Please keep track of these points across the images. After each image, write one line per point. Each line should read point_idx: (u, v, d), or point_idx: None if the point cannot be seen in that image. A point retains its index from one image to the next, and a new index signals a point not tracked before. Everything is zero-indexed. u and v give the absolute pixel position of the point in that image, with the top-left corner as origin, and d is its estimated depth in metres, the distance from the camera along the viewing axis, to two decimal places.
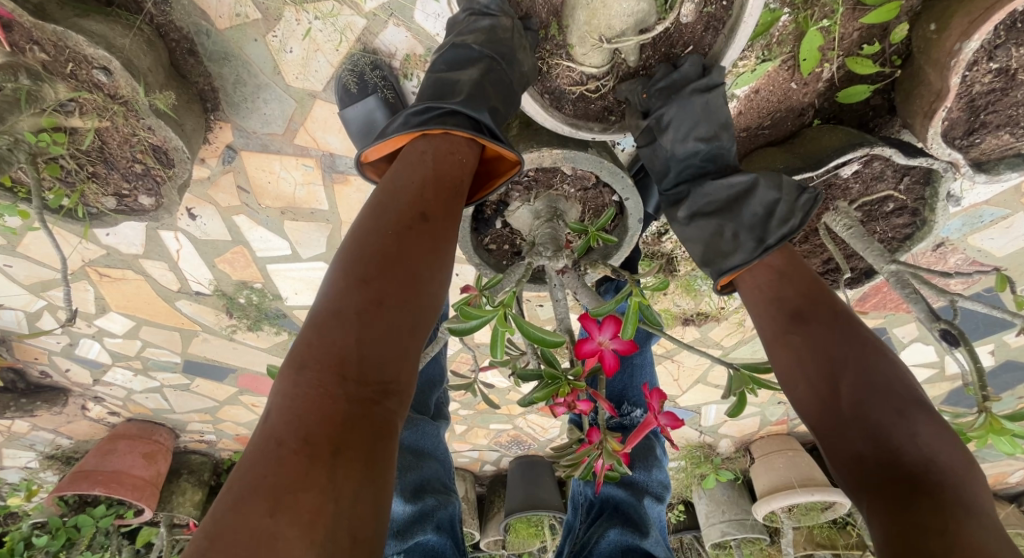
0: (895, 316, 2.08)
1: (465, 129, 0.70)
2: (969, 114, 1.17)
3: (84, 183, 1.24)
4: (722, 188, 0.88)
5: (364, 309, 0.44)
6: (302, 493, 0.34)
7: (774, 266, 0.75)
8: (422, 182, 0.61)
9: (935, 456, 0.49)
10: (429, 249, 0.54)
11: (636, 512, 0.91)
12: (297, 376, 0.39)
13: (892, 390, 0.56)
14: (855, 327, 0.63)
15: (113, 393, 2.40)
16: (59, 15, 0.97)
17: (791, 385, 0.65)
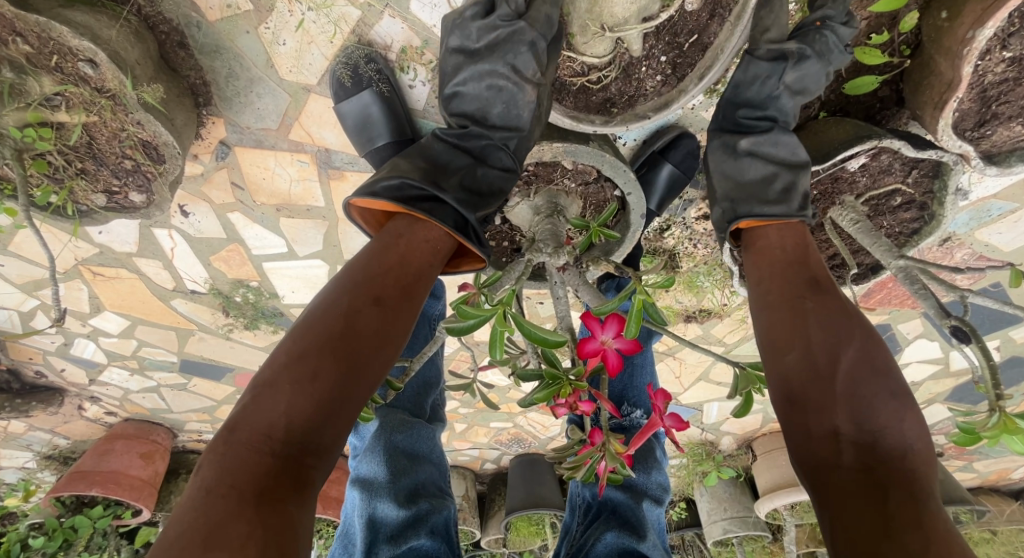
0: (899, 312, 2.05)
1: (446, 226, 0.71)
2: (980, 105, 1.14)
3: (73, 179, 1.21)
4: (786, 149, 0.86)
5: (301, 382, 0.52)
6: (217, 542, 0.41)
7: (799, 234, 0.75)
8: (387, 261, 0.66)
9: (909, 447, 0.52)
10: (379, 329, 0.60)
11: (635, 516, 0.88)
12: (230, 437, 0.48)
13: (883, 377, 0.57)
14: (854, 313, 0.64)
15: (109, 393, 2.37)
16: (42, 6, 0.94)
17: (784, 351, 0.64)
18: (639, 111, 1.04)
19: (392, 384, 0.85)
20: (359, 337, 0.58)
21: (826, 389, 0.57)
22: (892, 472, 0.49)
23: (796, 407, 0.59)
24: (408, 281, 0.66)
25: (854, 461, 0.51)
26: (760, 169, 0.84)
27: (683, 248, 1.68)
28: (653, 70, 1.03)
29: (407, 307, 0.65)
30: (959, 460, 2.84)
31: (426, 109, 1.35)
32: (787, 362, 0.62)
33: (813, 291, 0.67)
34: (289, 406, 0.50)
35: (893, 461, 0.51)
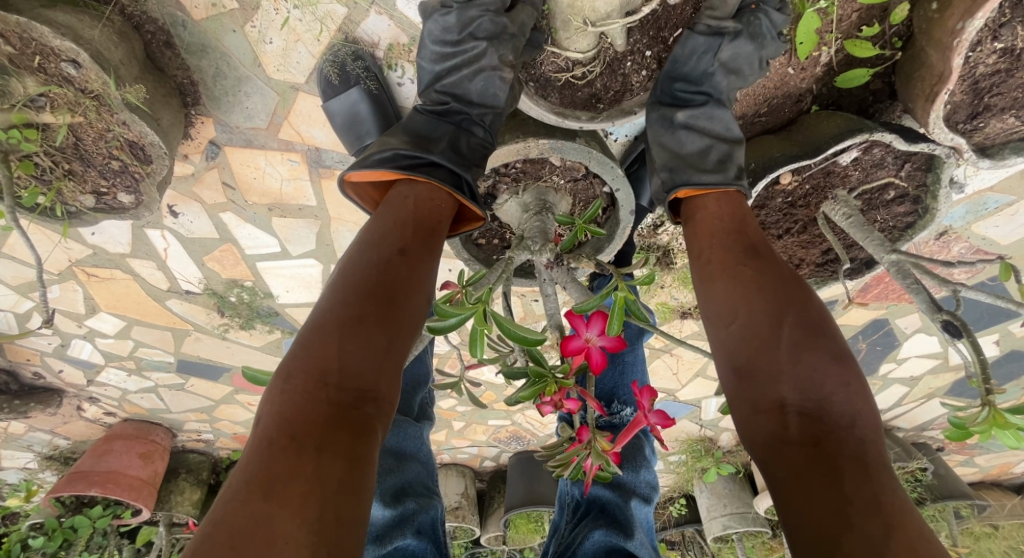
0: (897, 306, 2.04)
1: (445, 184, 0.74)
2: (973, 97, 1.12)
3: (60, 180, 1.21)
4: (721, 124, 0.91)
5: (344, 328, 0.52)
6: (289, 481, 0.41)
7: (737, 208, 0.76)
8: (402, 223, 0.67)
9: (861, 405, 0.51)
10: (405, 279, 0.61)
11: (623, 513, 0.88)
12: (286, 385, 0.48)
13: (824, 339, 0.57)
14: (792, 277, 0.65)
15: (107, 393, 2.38)
16: (23, 7, 0.94)
17: (726, 321, 0.64)
18: (625, 106, 1.03)
19: None
20: (391, 287, 0.58)
21: (772, 354, 0.57)
22: (842, 437, 0.49)
23: (742, 375, 0.59)
24: (427, 239, 0.67)
25: (800, 427, 0.51)
26: (696, 142, 0.88)
27: (677, 244, 1.67)
28: (637, 65, 1.03)
29: (430, 262, 0.65)
30: (960, 454, 2.83)
31: (414, 105, 1.35)
32: (729, 333, 0.63)
33: (753, 258, 0.68)
34: (341, 348, 0.50)
35: (840, 426, 0.50)
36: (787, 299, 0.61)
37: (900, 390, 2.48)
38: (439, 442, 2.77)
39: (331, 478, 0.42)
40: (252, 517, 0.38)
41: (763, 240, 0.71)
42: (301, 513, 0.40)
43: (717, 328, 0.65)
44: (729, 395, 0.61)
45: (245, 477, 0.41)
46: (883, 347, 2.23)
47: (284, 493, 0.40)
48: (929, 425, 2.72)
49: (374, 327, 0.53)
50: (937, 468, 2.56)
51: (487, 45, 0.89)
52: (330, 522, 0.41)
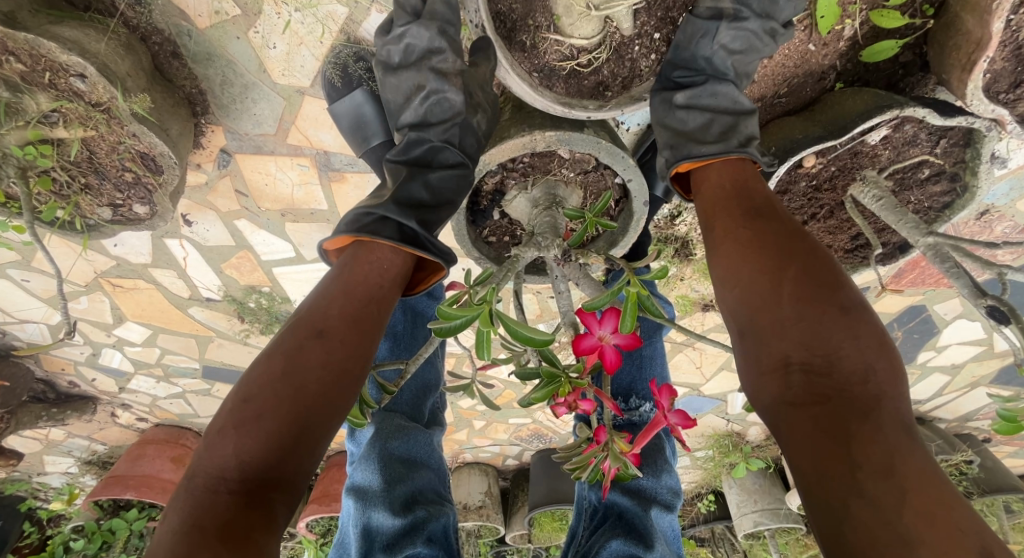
0: (935, 291, 1.93)
1: (388, 240, 0.69)
2: (1015, 64, 1.04)
3: (77, 195, 1.24)
4: (727, 99, 0.85)
5: (245, 419, 0.50)
6: None
7: (740, 174, 0.75)
8: (341, 293, 0.63)
9: (873, 365, 0.51)
10: (327, 350, 0.57)
11: (642, 523, 0.85)
12: (187, 483, 0.48)
13: (829, 292, 0.57)
14: (799, 235, 0.64)
15: (138, 400, 2.45)
16: (31, 23, 0.95)
17: (731, 286, 0.64)
18: (634, 93, 0.98)
19: (386, 387, 0.83)
20: (309, 368, 0.55)
21: (776, 314, 0.57)
22: (850, 393, 0.49)
23: (747, 336, 0.60)
24: (362, 311, 0.63)
25: (805, 385, 0.51)
26: (697, 117, 0.84)
27: (696, 234, 1.62)
28: (646, 49, 0.98)
29: (368, 336, 0.62)
30: (1009, 445, 2.68)
31: None
32: (733, 299, 0.64)
33: (756, 221, 0.67)
34: (236, 449, 0.49)
35: (852, 382, 0.50)
36: (791, 256, 0.61)
37: (941, 378, 2.36)
38: (461, 441, 2.77)
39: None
40: None
41: (770, 202, 0.70)
42: None
43: (724, 291, 0.66)
44: (738, 356, 0.61)
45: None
46: (920, 335, 2.12)
47: None
48: (973, 415, 2.59)
49: (284, 414, 0.52)
50: (983, 460, 2.44)
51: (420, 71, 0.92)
52: None
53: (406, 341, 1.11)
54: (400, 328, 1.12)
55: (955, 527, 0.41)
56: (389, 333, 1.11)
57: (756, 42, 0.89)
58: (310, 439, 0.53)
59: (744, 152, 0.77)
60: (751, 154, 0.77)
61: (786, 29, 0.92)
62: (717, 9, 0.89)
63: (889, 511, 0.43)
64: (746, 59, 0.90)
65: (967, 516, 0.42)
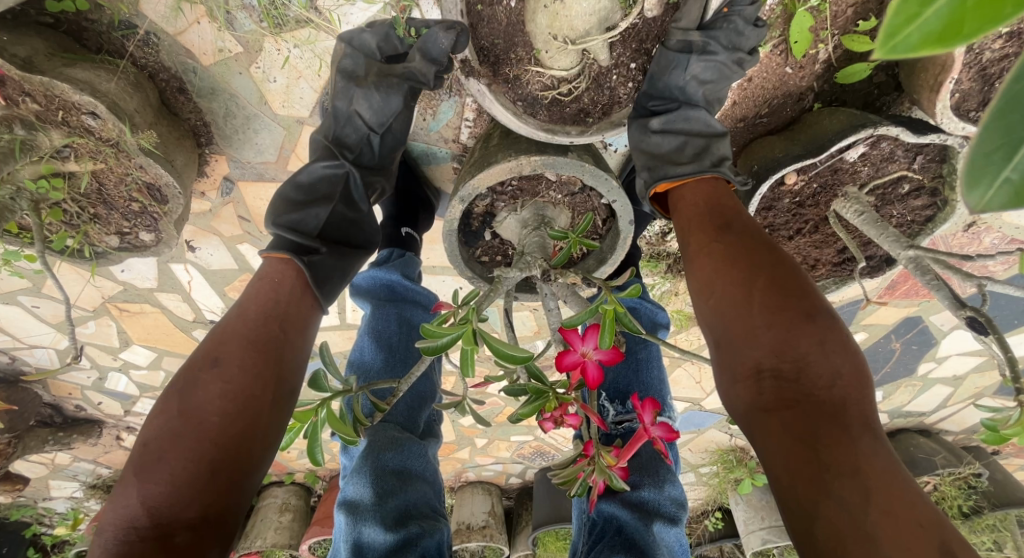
0: (929, 302, 1.94)
1: (270, 254, 0.80)
2: (982, 83, 1.09)
3: (86, 224, 1.28)
4: (701, 122, 0.90)
5: (148, 468, 0.57)
6: None
7: (711, 192, 0.79)
8: (242, 314, 0.71)
9: (839, 369, 0.54)
10: (221, 381, 0.64)
11: (642, 540, 0.85)
12: (100, 534, 0.56)
13: (797, 299, 0.60)
14: (768, 246, 0.67)
15: (143, 423, 2.48)
16: (46, 66, 1.02)
17: (707, 297, 0.66)
18: (614, 119, 1.03)
19: (378, 405, 0.86)
20: (204, 405, 0.61)
21: (748, 322, 0.59)
22: (816, 397, 0.53)
23: (722, 347, 0.62)
24: (260, 333, 0.69)
25: (775, 390, 0.55)
26: (673, 141, 0.88)
27: None
28: (623, 77, 1.03)
29: (267, 354, 0.67)
30: (1018, 458, 2.66)
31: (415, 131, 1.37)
32: (707, 307, 0.66)
33: (727, 235, 0.70)
34: (142, 496, 0.56)
35: (819, 387, 0.53)
36: (758, 266, 0.64)
37: (944, 390, 2.35)
38: (463, 460, 2.76)
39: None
40: None
41: (738, 217, 0.73)
42: None
43: (700, 302, 0.68)
44: (712, 365, 0.64)
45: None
46: (919, 346, 2.13)
47: None
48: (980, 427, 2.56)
49: (184, 459, 0.58)
50: (993, 473, 2.40)
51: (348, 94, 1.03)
52: None
53: (401, 353, 1.12)
54: (395, 340, 1.13)
55: (914, 523, 0.46)
56: (384, 343, 1.13)
57: (726, 70, 0.95)
58: (222, 474, 0.59)
59: (715, 169, 0.81)
60: (722, 172, 0.81)
61: (751, 56, 0.97)
62: (687, 41, 0.94)
63: (854, 509, 0.47)
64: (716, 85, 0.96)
65: (925, 511, 0.47)
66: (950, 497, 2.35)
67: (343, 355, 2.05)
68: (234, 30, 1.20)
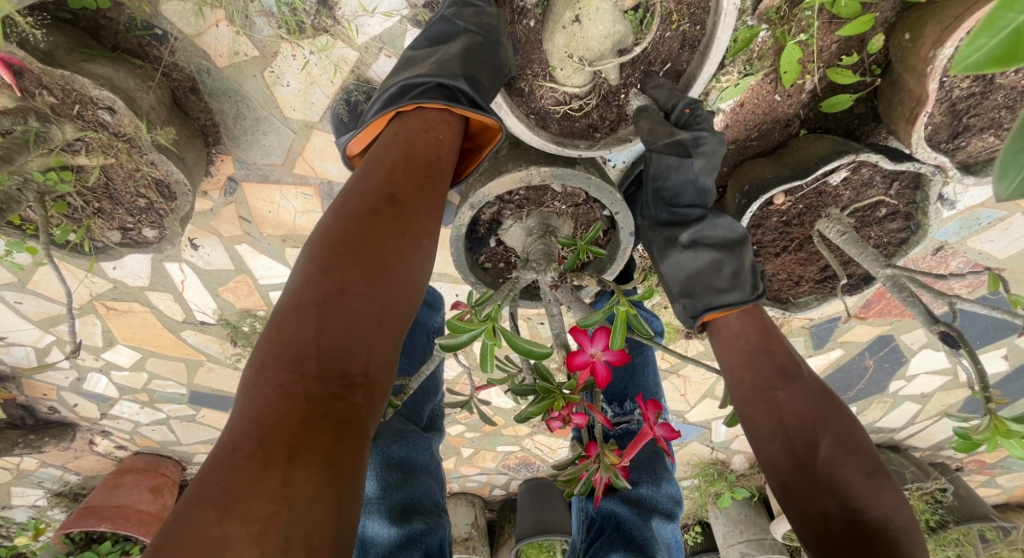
0: (901, 322, 2.05)
1: (437, 101, 0.76)
2: (952, 118, 1.19)
3: (89, 218, 1.27)
4: (725, 229, 0.96)
5: (322, 306, 0.51)
6: (252, 500, 0.40)
7: (760, 317, 0.87)
8: (392, 166, 0.66)
9: (892, 518, 0.71)
10: (399, 231, 0.59)
11: (641, 535, 0.88)
12: (260, 375, 0.47)
13: (855, 458, 0.75)
14: (820, 395, 0.80)
15: (120, 426, 2.42)
16: (66, 61, 1.03)
17: (767, 440, 0.78)
18: (621, 135, 1.09)
19: (390, 400, 0.87)
20: (389, 255, 0.57)
21: (817, 472, 0.74)
22: (877, 542, 0.68)
23: (791, 489, 0.75)
24: (422, 190, 0.66)
25: (847, 540, 0.69)
26: (706, 258, 0.94)
27: None
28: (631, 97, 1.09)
29: (428, 213, 0.64)
30: (980, 474, 2.79)
31: None
32: (772, 450, 0.78)
33: (789, 382, 0.80)
34: (319, 332, 0.49)
35: (880, 530, 0.69)
36: (821, 423, 0.77)
37: (913, 407, 2.47)
38: (448, 471, 2.75)
39: (302, 495, 0.42)
40: (209, 536, 0.38)
41: (793, 356, 0.83)
42: (259, 539, 0.39)
43: (759, 442, 0.79)
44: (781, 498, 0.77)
45: (215, 482, 0.41)
46: (891, 364, 2.23)
47: (245, 514, 0.40)
48: (945, 444, 2.68)
49: (368, 299, 0.53)
50: (957, 488, 2.52)
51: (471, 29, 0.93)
52: (300, 540, 0.41)
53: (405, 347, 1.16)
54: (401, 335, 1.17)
55: None
56: None
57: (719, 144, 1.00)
58: (386, 329, 0.53)
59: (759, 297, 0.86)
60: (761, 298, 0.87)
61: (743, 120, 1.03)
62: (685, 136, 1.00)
63: None
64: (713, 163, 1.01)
65: None
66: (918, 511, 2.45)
67: None
68: (252, 35, 1.22)
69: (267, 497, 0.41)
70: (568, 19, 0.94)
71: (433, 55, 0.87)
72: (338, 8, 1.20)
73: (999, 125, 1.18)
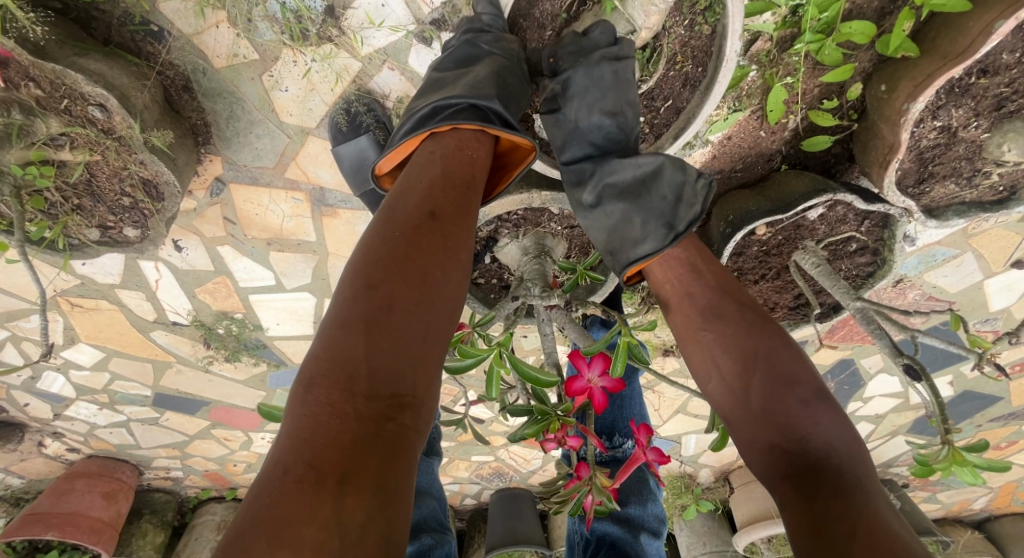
0: (861, 347, 2.17)
1: (472, 121, 0.75)
2: (919, 164, 1.29)
3: (67, 215, 1.22)
4: (629, 169, 0.90)
5: (371, 325, 0.53)
6: (302, 526, 0.39)
7: (681, 258, 0.85)
8: (430, 183, 0.68)
9: (833, 443, 0.60)
10: (438, 250, 0.62)
11: (634, 548, 0.92)
12: (310, 394, 0.48)
13: (793, 385, 0.67)
14: (760, 327, 0.75)
15: (74, 428, 2.30)
16: (58, 54, 0.99)
17: (712, 378, 0.76)
18: None
19: None
20: (430, 273, 0.60)
21: (752, 406, 0.69)
22: (814, 466, 0.59)
23: (738, 427, 0.70)
24: (457, 208, 0.68)
25: (786, 466, 0.61)
26: (616, 210, 0.88)
27: None
28: None
29: (462, 231, 0.67)
30: (923, 491, 2.97)
31: None
32: (713, 390, 0.76)
33: (715, 323, 0.77)
34: (368, 351, 0.51)
35: (818, 456, 0.60)
36: (753, 354, 0.72)
37: (867, 427, 2.61)
38: None
39: (354, 523, 0.41)
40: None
41: (722, 293, 0.80)
42: None
43: (710, 385, 0.77)
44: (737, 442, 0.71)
45: (265, 505, 0.41)
46: (850, 386, 2.36)
47: (297, 541, 0.39)
48: (894, 461, 2.84)
49: (414, 318, 0.56)
50: (903, 504, 2.67)
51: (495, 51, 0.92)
52: None
53: None
54: None
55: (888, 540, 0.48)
56: None
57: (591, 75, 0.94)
58: (430, 351, 0.56)
59: (673, 239, 0.81)
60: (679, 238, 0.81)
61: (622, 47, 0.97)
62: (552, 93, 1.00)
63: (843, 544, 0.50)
64: (594, 100, 0.95)
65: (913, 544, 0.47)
66: None
67: None
68: (254, 39, 1.20)
69: (319, 523, 0.40)
70: (581, 54, 1.01)
71: (462, 77, 0.85)
72: (345, 18, 1.20)
73: (959, 174, 1.29)
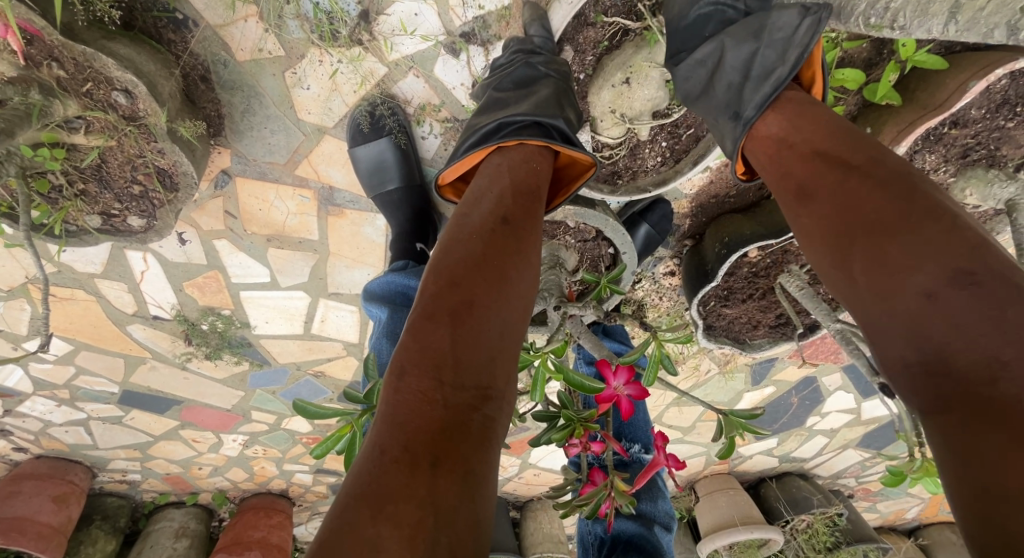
0: (824, 365, 2.33)
1: (537, 138, 0.82)
2: None
3: (69, 201, 1.16)
4: (693, 69, 0.91)
5: (456, 316, 0.57)
6: (403, 505, 0.42)
7: (776, 138, 0.72)
8: (501, 192, 0.74)
9: (977, 333, 0.42)
10: (512, 251, 0.67)
11: (650, 544, 0.99)
12: (402, 379, 0.51)
13: (918, 264, 0.49)
14: (875, 192, 0.56)
15: (25, 426, 2.15)
16: (88, 36, 0.95)
17: (820, 274, 0.61)
18: (640, 185, 1.21)
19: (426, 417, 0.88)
20: (508, 275, 0.64)
21: (860, 295, 0.54)
22: (956, 377, 0.43)
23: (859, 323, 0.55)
24: (526, 215, 0.73)
25: (923, 378, 0.46)
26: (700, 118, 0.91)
27: (650, 299, 1.90)
28: (654, 153, 1.19)
29: (529, 235, 0.71)
30: (865, 500, 3.19)
31: (435, 157, 1.48)
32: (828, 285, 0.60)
33: (811, 205, 0.62)
34: (453, 341, 0.54)
35: (951, 357, 0.43)
36: (858, 231, 0.56)
37: (822, 441, 2.78)
38: None
39: (447, 503, 0.43)
40: (364, 539, 0.39)
41: (814, 162, 0.64)
42: (412, 544, 0.40)
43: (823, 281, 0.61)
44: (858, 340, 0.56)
45: (363, 486, 0.44)
46: (810, 402, 2.53)
47: (398, 517, 0.41)
48: (843, 473, 3.03)
49: (494, 315, 0.59)
50: (851, 513, 2.84)
51: (549, 73, 0.98)
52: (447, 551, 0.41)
53: None
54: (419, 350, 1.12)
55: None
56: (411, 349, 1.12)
57: (697, 23, 0.93)
58: (507, 346, 0.59)
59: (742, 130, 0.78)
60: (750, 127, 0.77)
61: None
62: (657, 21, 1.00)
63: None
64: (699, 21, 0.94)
65: None
66: (818, 533, 2.69)
67: (296, 364, 2.01)
68: (282, 35, 1.20)
69: (417, 502, 0.42)
70: (619, 80, 1.06)
71: (524, 96, 0.92)
72: (377, 24, 1.21)
73: None
